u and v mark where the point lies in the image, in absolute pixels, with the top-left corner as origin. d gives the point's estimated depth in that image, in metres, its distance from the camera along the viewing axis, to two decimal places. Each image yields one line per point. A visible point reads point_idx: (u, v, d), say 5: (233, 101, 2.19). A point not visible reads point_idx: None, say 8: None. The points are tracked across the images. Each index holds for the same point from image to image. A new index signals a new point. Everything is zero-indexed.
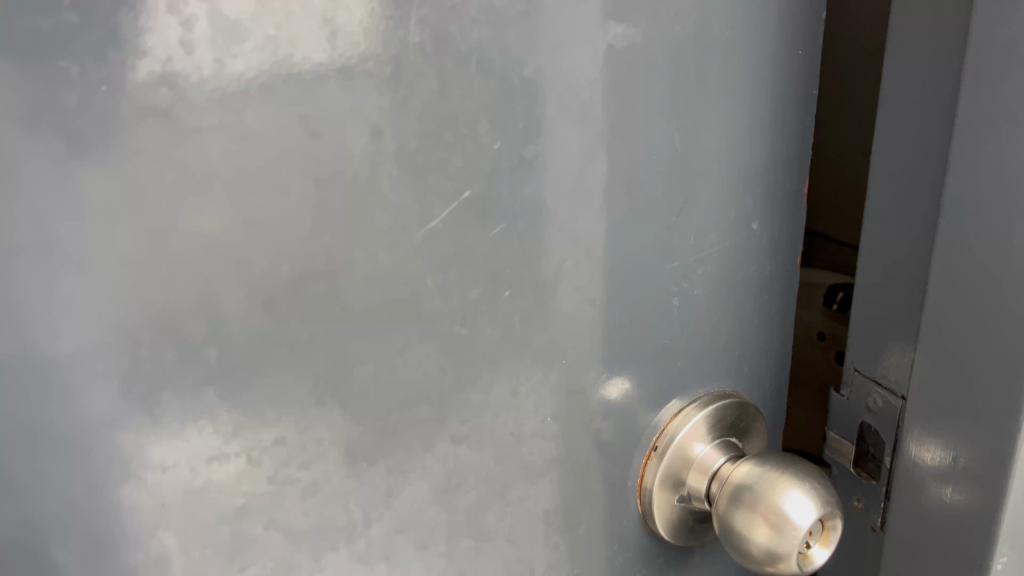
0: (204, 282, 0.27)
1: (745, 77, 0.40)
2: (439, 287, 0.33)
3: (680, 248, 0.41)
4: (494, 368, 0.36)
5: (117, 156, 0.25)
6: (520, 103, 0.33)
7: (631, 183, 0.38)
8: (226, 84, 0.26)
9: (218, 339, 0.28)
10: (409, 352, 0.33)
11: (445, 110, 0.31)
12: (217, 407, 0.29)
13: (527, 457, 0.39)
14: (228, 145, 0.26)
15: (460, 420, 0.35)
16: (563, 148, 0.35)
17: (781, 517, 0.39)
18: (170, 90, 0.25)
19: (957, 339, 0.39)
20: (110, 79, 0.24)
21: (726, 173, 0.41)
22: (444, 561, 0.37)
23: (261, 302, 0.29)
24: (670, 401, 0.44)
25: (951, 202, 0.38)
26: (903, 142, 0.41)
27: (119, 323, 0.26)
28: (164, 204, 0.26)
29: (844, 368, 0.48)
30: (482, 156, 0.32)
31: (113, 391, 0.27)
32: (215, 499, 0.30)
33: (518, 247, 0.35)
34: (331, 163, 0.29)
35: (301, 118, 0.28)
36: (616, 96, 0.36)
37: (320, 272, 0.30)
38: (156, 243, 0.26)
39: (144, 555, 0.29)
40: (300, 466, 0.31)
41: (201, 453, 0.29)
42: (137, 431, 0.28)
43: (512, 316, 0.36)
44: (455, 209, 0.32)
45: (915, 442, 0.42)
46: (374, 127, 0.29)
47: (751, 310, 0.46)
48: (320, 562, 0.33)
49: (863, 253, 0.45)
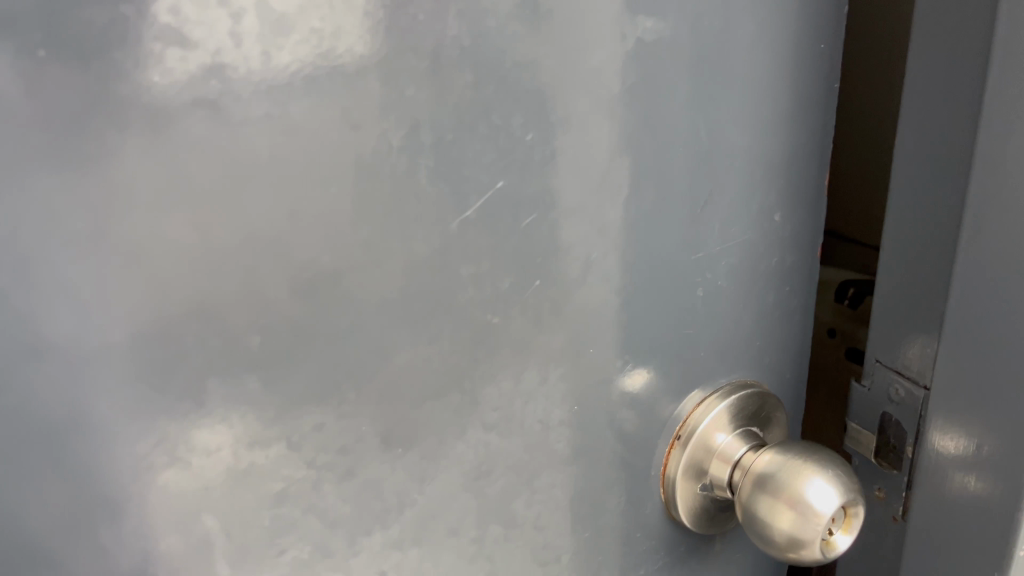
0: (248, 271, 0.28)
1: (770, 70, 0.41)
2: (473, 277, 0.34)
3: (705, 240, 0.42)
4: (524, 357, 0.37)
5: (166, 147, 0.25)
6: (553, 95, 0.33)
7: (658, 175, 0.38)
8: (273, 77, 0.26)
9: (261, 327, 0.29)
10: (443, 340, 0.34)
11: (481, 103, 0.31)
12: (259, 393, 0.29)
13: (555, 445, 0.39)
14: (273, 136, 0.27)
15: (491, 408, 0.36)
16: (593, 140, 0.35)
17: (804, 504, 0.39)
18: (219, 82, 0.26)
19: (981, 330, 0.39)
20: (162, 71, 0.25)
21: (750, 166, 0.42)
22: (473, 547, 0.38)
23: (303, 291, 0.29)
24: (693, 391, 0.45)
25: (976, 196, 0.38)
26: (928, 135, 0.42)
27: (167, 311, 0.27)
28: (211, 194, 0.27)
29: (865, 359, 0.48)
30: (515, 148, 0.33)
31: (160, 378, 0.27)
32: (256, 484, 0.31)
33: (548, 238, 0.35)
34: (371, 154, 0.29)
35: (344, 110, 0.28)
36: (644, 90, 0.36)
37: (358, 261, 0.30)
38: (203, 233, 0.27)
39: (189, 538, 0.30)
40: (338, 451, 0.32)
41: (243, 439, 0.30)
42: (182, 417, 0.28)
43: (542, 306, 0.36)
44: (489, 200, 0.33)
45: (936, 431, 0.43)
46: (413, 119, 0.30)
47: (772, 302, 0.47)
48: (355, 547, 0.34)
49: (886, 245, 0.46)
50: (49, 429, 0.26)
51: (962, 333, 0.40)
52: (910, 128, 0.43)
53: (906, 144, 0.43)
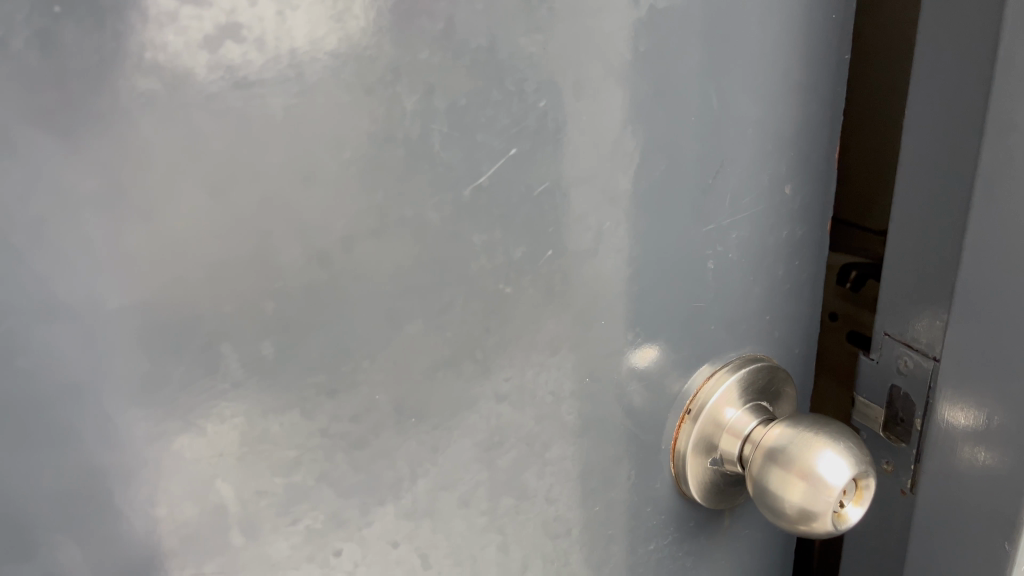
0: (262, 235, 0.28)
1: (781, 40, 0.41)
2: (486, 246, 0.33)
3: (716, 212, 0.41)
4: (536, 327, 0.36)
5: (181, 109, 0.25)
6: (566, 61, 0.33)
7: (669, 145, 0.38)
8: (289, 37, 0.26)
9: (275, 293, 0.29)
10: (455, 309, 0.33)
11: (494, 68, 0.31)
12: (273, 359, 0.29)
13: (566, 416, 0.39)
14: (288, 98, 0.27)
15: (503, 378, 0.36)
16: (606, 109, 0.35)
17: (815, 476, 0.39)
18: (234, 42, 0.25)
19: (992, 299, 0.39)
20: (177, 29, 0.24)
21: (761, 138, 0.42)
22: (484, 518, 0.38)
23: (316, 257, 0.29)
24: (703, 365, 0.45)
25: (987, 164, 0.38)
26: (938, 107, 0.41)
27: (181, 274, 0.27)
28: (224, 158, 0.26)
29: (874, 333, 0.48)
30: (528, 115, 0.33)
31: (174, 343, 0.27)
32: (270, 452, 0.30)
33: (560, 206, 0.35)
34: (386, 119, 0.29)
35: (358, 74, 0.28)
36: (657, 58, 0.36)
37: (373, 227, 0.30)
38: (216, 196, 0.27)
39: (204, 505, 0.30)
40: (351, 420, 0.32)
41: (257, 405, 0.30)
42: (197, 382, 0.28)
43: (553, 276, 0.36)
44: (501, 166, 0.33)
45: (946, 403, 0.43)
46: (427, 84, 0.29)
47: (781, 276, 0.47)
48: (368, 516, 0.34)
49: (895, 217, 0.45)
50: (63, 392, 0.26)
51: (973, 303, 0.40)
52: (921, 98, 0.42)
53: (915, 115, 0.43)
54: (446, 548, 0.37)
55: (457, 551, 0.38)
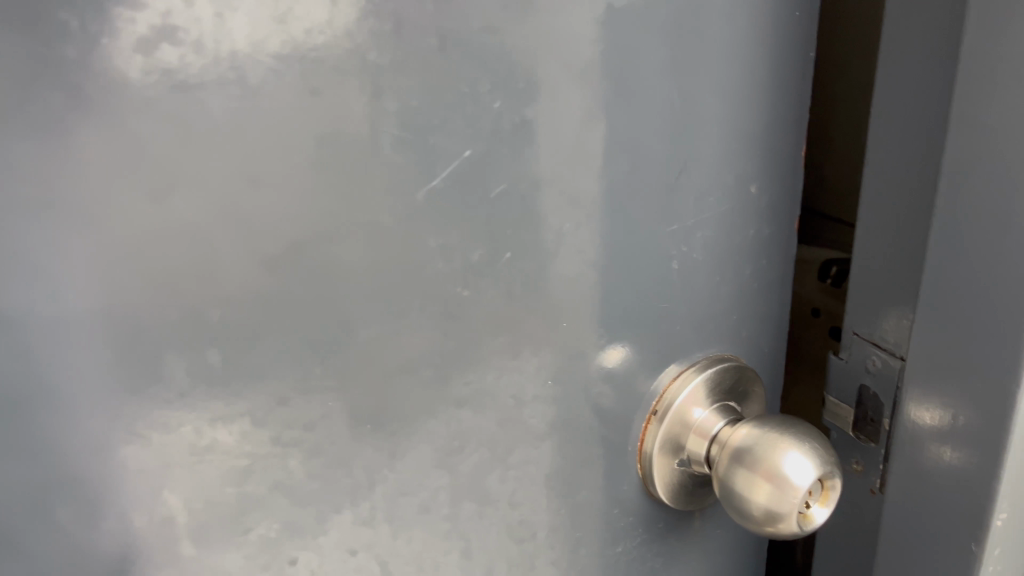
0: (206, 241, 0.27)
1: (744, 37, 0.40)
2: (442, 249, 0.33)
3: (681, 212, 0.41)
4: (496, 332, 0.36)
5: (117, 112, 0.24)
6: (521, 62, 0.32)
7: (631, 146, 0.38)
8: (228, 40, 0.26)
9: (221, 300, 0.28)
10: (411, 314, 0.33)
11: (446, 69, 0.30)
12: (220, 368, 0.29)
13: (529, 420, 0.39)
14: (229, 101, 0.26)
15: (463, 382, 0.36)
16: (564, 109, 0.35)
17: (780, 477, 0.39)
18: (171, 45, 0.25)
19: (958, 297, 0.39)
20: (109, 32, 0.24)
21: (726, 137, 0.41)
22: (446, 524, 0.38)
23: (263, 263, 0.29)
24: (670, 366, 0.44)
25: (951, 160, 0.38)
26: (905, 104, 0.41)
27: (121, 281, 0.26)
28: (163, 162, 0.26)
29: (843, 332, 0.48)
30: (483, 116, 0.32)
31: (115, 352, 0.27)
32: (219, 461, 0.30)
33: (519, 208, 0.35)
34: (334, 122, 0.28)
35: (302, 77, 0.27)
36: (617, 57, 0.35)
37: (323, 231, 0.29)
38: (156, 201, 0.26)
39: (152, 516, 0.29)
40: (305, 427, 0.31)
41: (205, 414, 0.29)
42: (140, 391, 0.28)
43: (514, 279, 0.36)
44: (456, 169, 0.32)
45: (913, 402, 0.42)
46: (376, 87, 0.29)
47: (749, 275, 0.47)
48: (324, 525, 0.33)
49: (863, 215, 0.45)
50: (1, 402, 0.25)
51: (939, 300, 0.40)
52: (887, 95, 0.42)
53: (882, 111, 0.43)
54: (407, 555, 0.37)
55: (419, 557, 0.37)
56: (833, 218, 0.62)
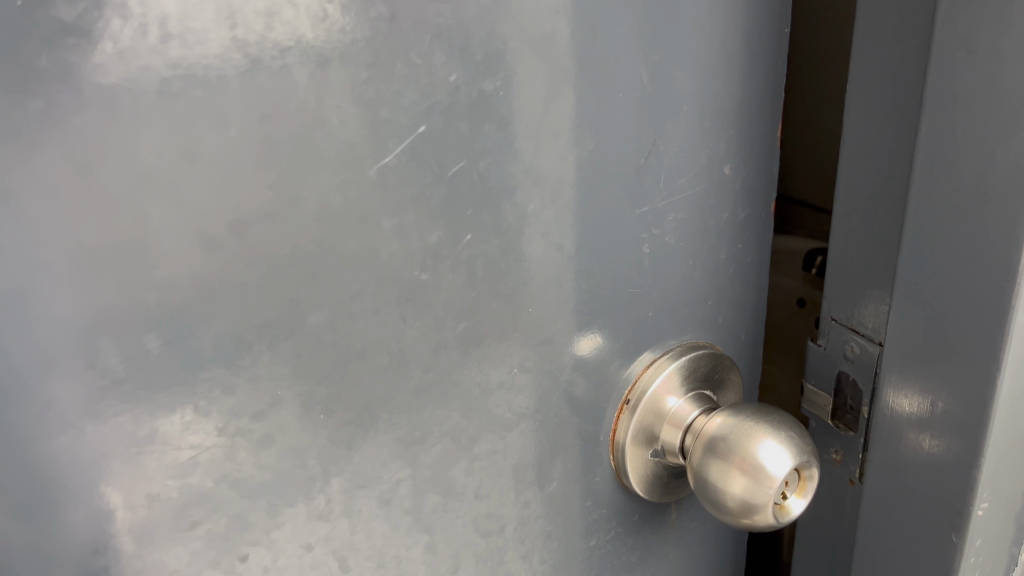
0: (141, 221, 0.26)
1: (715, 11, 0.39)
2: (397, 230, 0.31)
3: (651, 193, 0.40)
4: (458, 317, 0.35)
5: (38, 81, 0.23)
6: (478, 32, 0.31)
7: (598, 124, 0.36)
8: (157, 4, 0.24)
9: (158, 283, 0.27)
10: (365, 298, 0.31)
11: (395, 38, 0.29)
12: (158, 354, 0.27)
13: (495, 410, 0.38)
14: (161, 70, 0.25)
15: (423, 370, 0.34)
16: (526, 84, 0.33)
17: (755, 466, 0.38)
18: (94, 9, 0.23)
19: (936, 280, 0.38)
20: None
21: (696, 116, 0.40)
22: (409, 518, 0.36)
23: (203, 243, 0.27)
24: (642, 353, 0.43)
25: (927, 139, 0.37)
26: (881, 80, 0.40)
27: (46, 261, 0.24)
28: (91, 135, 0.24)
29: (821, 318, 0.47)
30: (438, 89, 0.31)
31: (45, 337, 0.25)
32: (162, 453, 0.28)
33: (480, 188, 0.33)
34: (275, 94, 0.27)
35: (238, 44, 0.26)
36: (581, 30, 0.34)
37: (267, 210, 0.28)
38: (84, 176, 0.24)
39: (89, 511, 0.28)
40: (253, 417, 0.30)
41: (144, 403, 0.28)
42: (72, 379, 0.26)
43: (476, 262, 0.34)
44: (411, 145, 0.31)
45: (892, 389, 0.41)
46: (320, 57, 0.27)
47: (723, 259, 0.46)
48: (277, 519, 0.32)
49: (839, 197, 0.44)
50: None
51: (917, 284, 0.39)
52: (863, 72, 0.41)
53: (858, 89, 0.41)
54: (367, 550, 0.35)
55: (381, 553, 0.36)
56: (816, 207, 0.61)
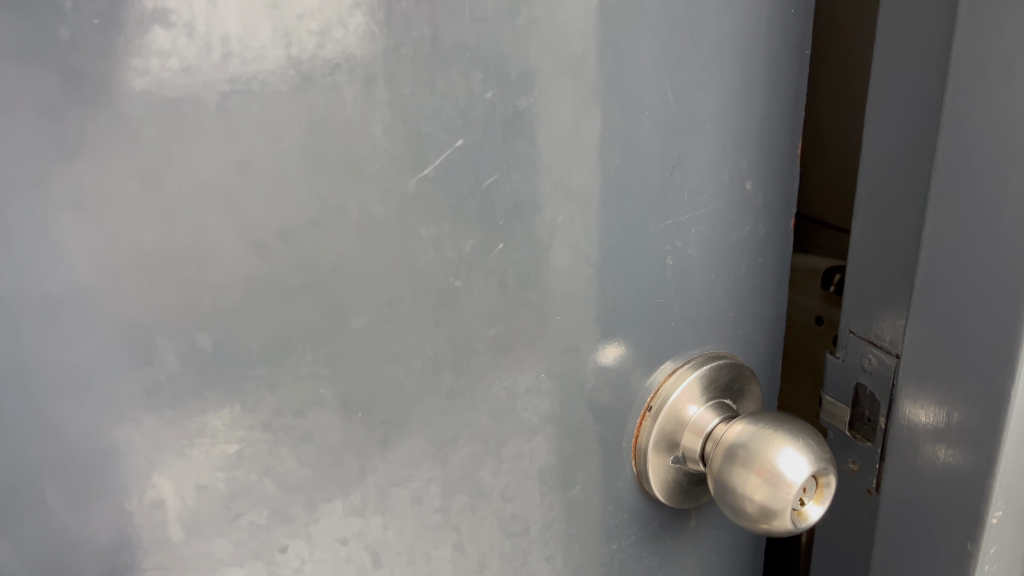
0: (197, 226, 0.27)
1: (739, 32, 0.40)
2: (433, 239, 0.33)
3: (675, 207, 0.41)
4: (489, 324, 0.36)
5: (109, 96, 0.25)
6: (513, 54, 0.33)
7: (626, 142, 0.38)
8: (220, 25, 0.26)
9: (211, 285, 0.28)
10: (403, 303, 0.33)
11: (437, 59, 0.31)
12: (209, 351, 0.29)
13: (522, 414, 0.39)
14: (221, 86, 0.26)
15: (455, 374, 0.36)
16: (557, 102, 0.35)
17: (773, 472, 0.39)
18: (164, 29, 0.25)
19: (952, 292, 0.39)
20: (102, 14, 0.24)
21: (720, 132, 0.42)
22: (438, 516, 0.38)
23: (254, 249, 0.29)
24: (664, 362, 0.44)
25: (943, 156, 0.38)
26: (900, 100, 0.41)
27: (110, 263, 0.26)
28: (157, 146, 0.26)
29: (839, 332, 0.48)
30: (475, 107, 0.32)
31: (107, 334, 0.27)
32: (209, 445, 0.30)
33: (512, 200, 0.35)
34: (325, 109, 0.29)
35: (293, 62, 0.28)
36: (610, 51, 0.36)
37: (313, 217, 0.30)
38: (148, 184, 0.26)
39: (142, 499, 0.29)
40: (296, 414, 0.32)
41: (197, 399, 0.29)
42: (130, 374, 0.28)
43: (507, 270, 0.36)
44: (448, 159, 0.32)
45: (909, 401, 0.42)
46: (367, 74, 0.29)
47: (744, 272, 0.47)
48: (314, 513, 0.34)
49: (857, 213, 0.45)
50: None
51: (933, 296, 0.40)
52: (881, 91, 0.42)
53: (876, 107, 0.43)
54: (398, 547, 0.37)
55: (411, 548, 0.37)
56: (834, 224, 0.62)
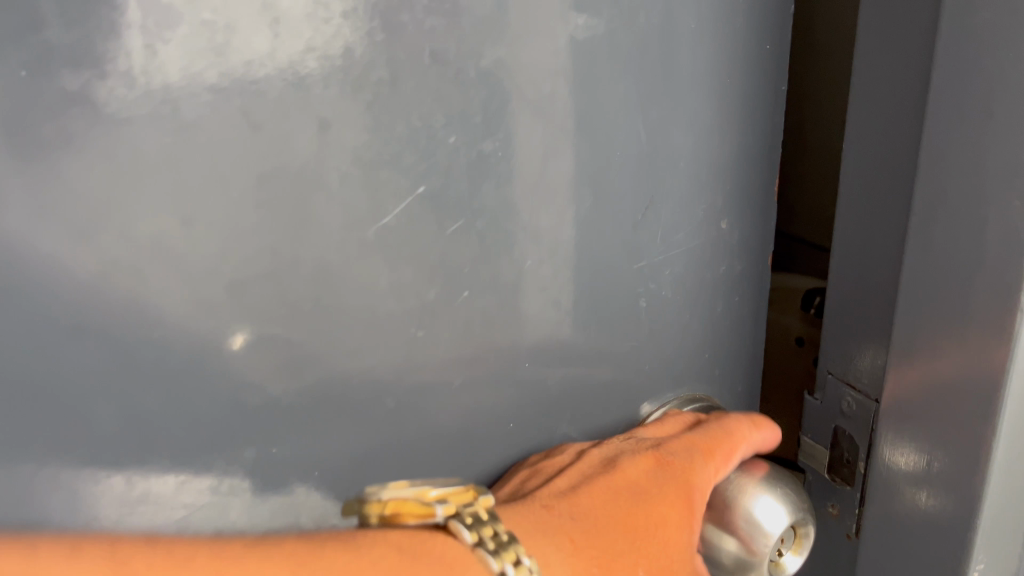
0: (138, 282, 0.26)
1: (713, 68, 0.39)
2: (394, 289, 0.32)
3: (648, 247, 0.40)
4: (454, 373, 0.35)
5: (40, 148, 0.23)
6: (478, 95, 0.31)
7: (597, 182, 0.37)
8: (161, 72, 0.24)
9: (155, 343, 0.27)
10: (362, 356, 0.32)
11: (397, 103, 0.29)
12: (152, 413, 0.27)
13: (490, 464, 0.38)
14: (163, 136, 0.25)
15: (418, 427, 0.34)
16: (525, 144, 0.34)
17: (748, 523, 0.37)
18: (100, 78, 0.23)
19: (930, 335, 0.38)
20: (31, 63, 0.23)
21: (694, 169, 0.41)
22: None
23: (201, 305, 0.27)
24: (639, 407, 0.43)
25: (921, 197, 0.37)
26: (877, 137, 0.40)
27: (42, 323, 0.25)
28: (94, 200, 0.24)
29: (818, 372, 0.47)
30: (437, 151, 0.31)
31: (40, 398, 0.25)
32: (153, 513, 0.28)
33: (478, 245, 0.34)
34: (276, 157, 0.27)
35: (242, 110, 0.26)
36: (580, 91, 0.34)
37: (264, 270, 0.28)
38: (84, 240, 0.25)
39: None
40: (247, 476, 0.30)
41: (140, 465, 0.28)
42: (66, 439, 0.26)
43: (473, 318, 0.35)
44: (409, 206, 0.31)
45: (889, 445, 0.41)
46: (322, 120, 0.28)
47: (720, 311, 0.46)
48: None
49: (834, 251, 0.44)
50: None
51: (912, 339, 0.39)
52: (858, 127, 0.41)
53: (853, 144, 0.42)
54: None
55: None
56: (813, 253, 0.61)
